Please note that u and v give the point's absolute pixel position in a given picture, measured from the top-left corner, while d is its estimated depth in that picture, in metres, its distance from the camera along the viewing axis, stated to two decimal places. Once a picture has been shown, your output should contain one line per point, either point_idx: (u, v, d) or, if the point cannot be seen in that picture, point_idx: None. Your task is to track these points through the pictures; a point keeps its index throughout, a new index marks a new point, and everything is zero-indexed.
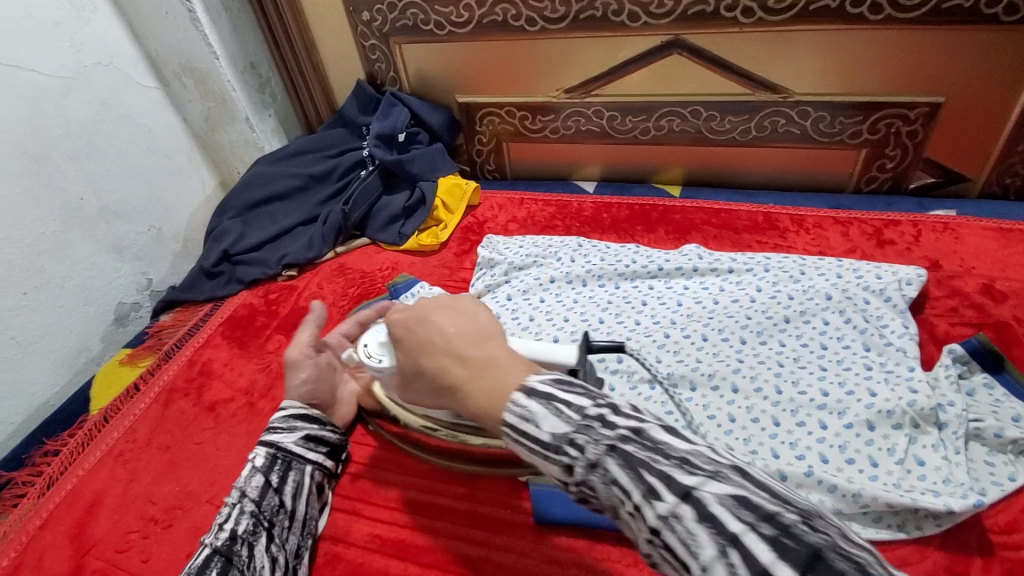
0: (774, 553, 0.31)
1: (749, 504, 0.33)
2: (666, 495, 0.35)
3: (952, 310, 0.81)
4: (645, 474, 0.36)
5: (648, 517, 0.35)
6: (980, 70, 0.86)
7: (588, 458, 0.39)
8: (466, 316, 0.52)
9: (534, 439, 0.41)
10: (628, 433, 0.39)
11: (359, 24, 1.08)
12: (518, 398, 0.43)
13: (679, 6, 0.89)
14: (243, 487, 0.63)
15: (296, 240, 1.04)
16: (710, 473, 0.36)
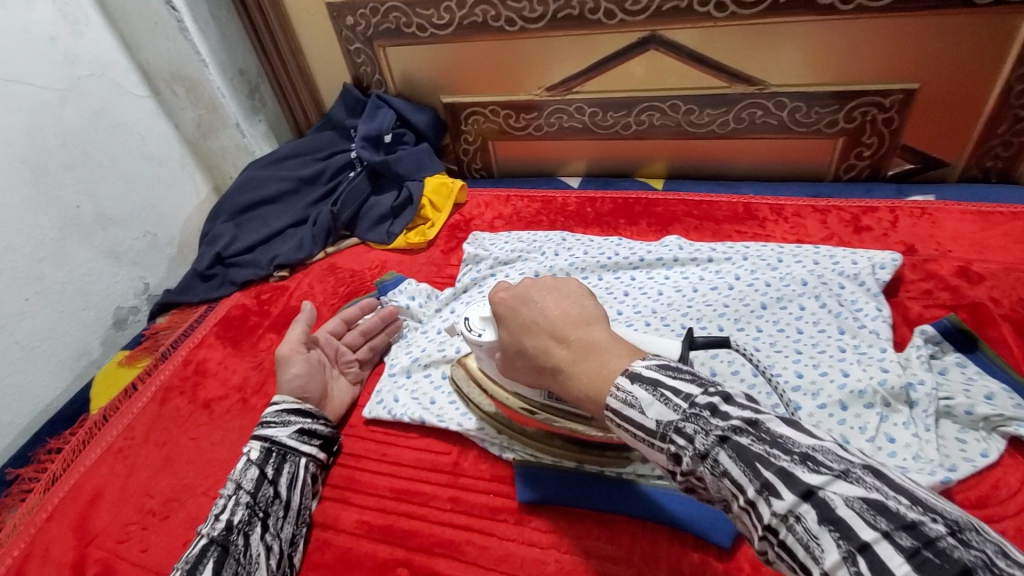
0: (912, 565, 0.30)
1: (883, 510, 0.32)
2: (784, 492, 0.35)
3: (927, 293, 0.82)
4: (760, 469, 0.37)
5: (765, 513, 0.36)
6: (951, 56, 0.87)
7: (697, 448, 0.40)
8: (571, 299, 0.56)
9: (638, 426, 0.44)
10: (742, 424, 0.39)
11: (343, 29, 1.10)
12: (622, 384, 0.46)
13: (654, 3, 0.91)
14: (239, 480, 0.65)
15: (287, 241, 1.07)
16: (838, 472, 0.35)
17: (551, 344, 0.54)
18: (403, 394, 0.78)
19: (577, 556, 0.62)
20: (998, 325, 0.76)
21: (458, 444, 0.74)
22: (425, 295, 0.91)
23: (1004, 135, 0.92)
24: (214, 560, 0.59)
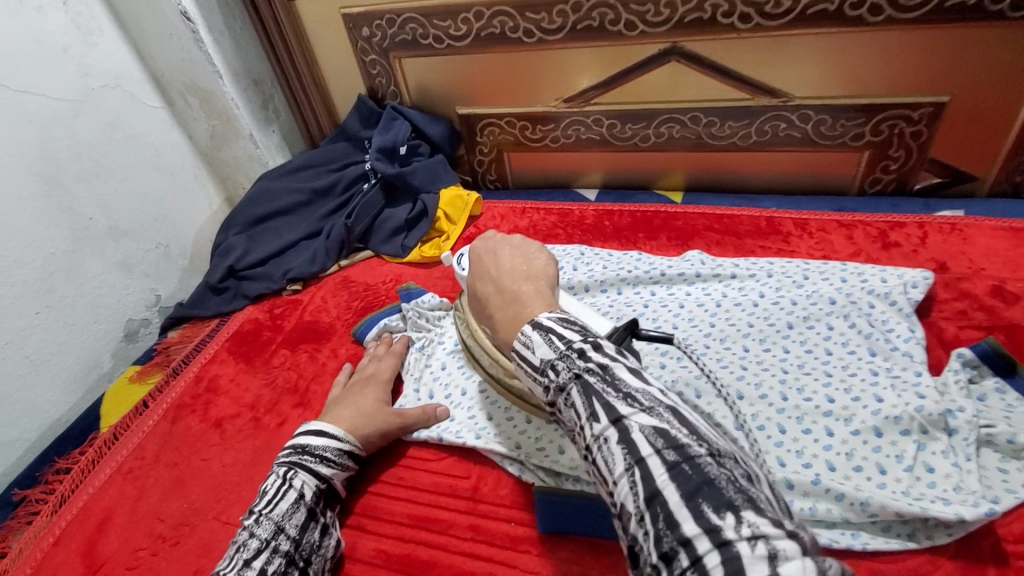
0: (669, 475, 0.36)
1: (665, 436, 0.38)
2: (603, 418, 0.40)
3: (961, 313, 0.79)
4: (595, 401, 0.41)
5: (588, 435, 0.41)
6: (984, 68, 0.85)
7: (559, 383, 0.44)
8: (529, 253, 0.60)
9: (529, 365, 0.47)
10: (595, 366, 0.43)
11: (359, 40, 1.09)
12: (526, 329, 0.48)
13: (676, 14, 0.89)
14: (281, 522, 0.60)
15: (300, 255, 1.06)
16: (645, 408, 0.40)
17: (493, 290, 0.58)
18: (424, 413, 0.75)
19: None
20: None
21: (477, 467, 0.72)
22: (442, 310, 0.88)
23: None
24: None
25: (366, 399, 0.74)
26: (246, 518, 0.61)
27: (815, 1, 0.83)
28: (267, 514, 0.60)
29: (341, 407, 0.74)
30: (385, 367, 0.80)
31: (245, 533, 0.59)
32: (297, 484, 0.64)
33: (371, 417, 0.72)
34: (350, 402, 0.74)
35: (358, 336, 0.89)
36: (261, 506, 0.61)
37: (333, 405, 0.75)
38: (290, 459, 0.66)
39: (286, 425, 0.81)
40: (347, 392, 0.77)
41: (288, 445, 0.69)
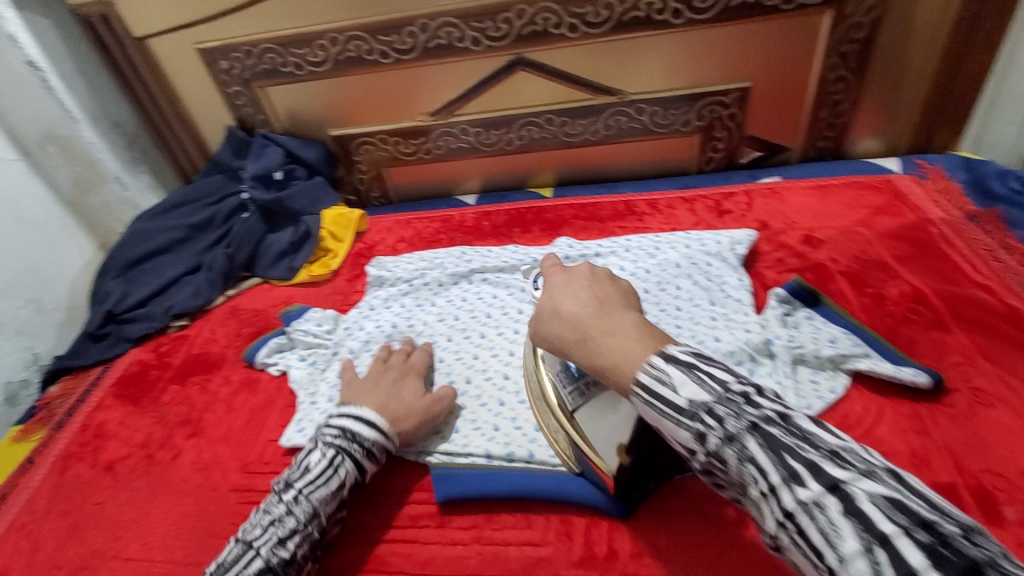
0: (928, 559, 0.32)
1: (903, 508, 0.34)
2: (812, 482, 0.38)
3: (779, 261, 0.94)
4: (790, 458, 0.39)
5: (787, 499, 0.38)
6: (774, 56, 1.01)
7: (727, 430, 0.43)
8: (618, 285, 0.60)
9: (668, 403, 0.46)
10: (774, 416, 0.42)
11: (219, 74, 1.10)
12: (655, 361, 0.48)
13: (514, 29, 0.99)
14: (315, 506, 0.63)
15: (182, 291, 1.05)
16: (865, 471, 0.37)
17: (584, 308, 0.57)
18: (326, 420, 0.77)
19: (494, 548, 0.66)
20: (836, 281, 0.88)
21: None
22: (332, 320, 0.91)
23: (827, 119, 1.08)
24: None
25: (406, 390, 0.73)
26: (284, 491, 0.63)
27: (627, 9, 0.96)
28: (306, 496, 0.63)
29: (377, 392, 0.72)
30: (412, 361, 0.78)
31: (281, 508, 0.62)
32: (341, 471, 0.65)
33: (415, 413, 0.71)
34: (388, 391, 0.73)
35: (247, 359, 0.90)
36: (302, 485, 0.63)
37: (364, 388, 0.73)
38: (338, 444, 0.66)
39: (182, 457, 0.80)
40: (378, 375, 0.75)
41: (336, 426, 0.68)
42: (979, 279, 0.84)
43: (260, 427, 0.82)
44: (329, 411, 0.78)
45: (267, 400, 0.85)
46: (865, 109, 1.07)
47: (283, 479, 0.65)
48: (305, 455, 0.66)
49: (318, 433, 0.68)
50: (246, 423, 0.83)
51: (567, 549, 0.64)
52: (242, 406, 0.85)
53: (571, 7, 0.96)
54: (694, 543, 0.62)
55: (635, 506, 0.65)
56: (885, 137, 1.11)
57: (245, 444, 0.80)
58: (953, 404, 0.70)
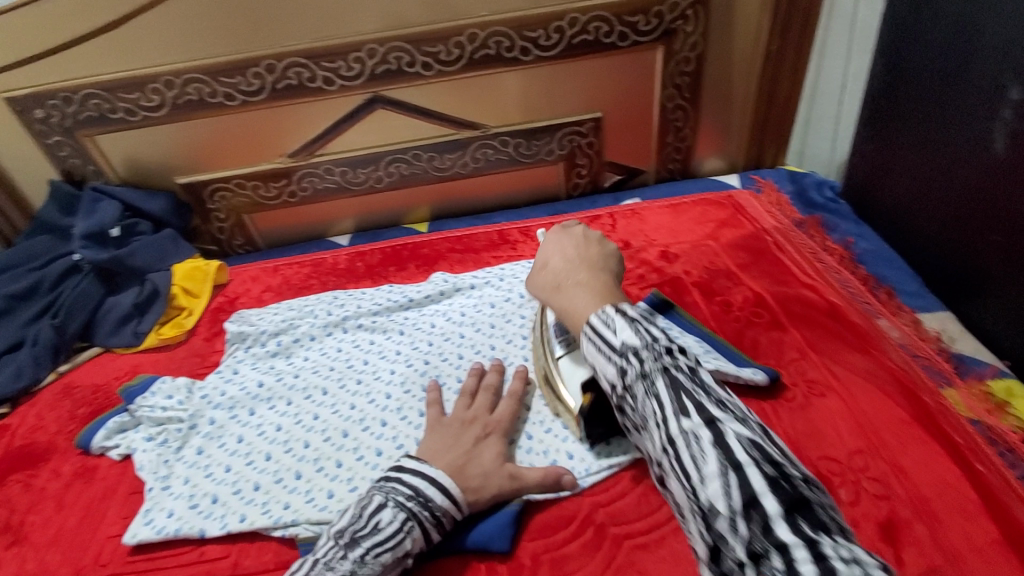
0: (768, 485, 0.41)
1: (760, 448, 0.44)
2: (695, 416, 0.47)
3: (641, 277, 0.99)
4: (685, 398, 0.48)
5: (676, 430, 0.47)
6: (618, 88, 1.09)
7: (643, 370, 0.51)
8: (604, 249, 0.75)
9: (608, 343, 0.55)
10: (687, 367, 0.50)
11: (35, 123, 0.98)
12: (608, 310, 0.58)
13: (366, 68, 0.98)
14: (378, 575, 0.56)
15: (1, 372, 0.90)
16: (740, 418, 0.47)
17: (562, 265, 0.72)
18: (179, 505, 0.70)
19: None
20: (690, 292, 0.94)
21: (236, 543, 0.68)
22: (185, 390, 0.83)
23: (673, 143, 1.18)
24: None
25: (486, 453, 0.66)
26: (350, 547, 0.56)
27: (477, 48, 0.99)
28: (374, 562, 0.56)
29: (455, 450, 0.65)
30: (499, 408, 0.72)
31: (345, 567, 0.55)
32: (410, 540, 0.58)
33: (494, 481, 0.64)
34: (466, 450, 0.65)
35: (81, 447, 0.79)
36: (370, 546, 0.56)
37: (442, 442, 0.66)
38: (411, 507, 0.59)
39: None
40: (461, 426, 0.68)
41: (410, 485, 0.60)
42: (807, 279, 0.95)
43: (98, 522, 0.72)
44: (184, 493, 0.71)
45: (106, 489, 0.75)
46: (704, 133, 1.18)
47: (346, 530, 0.58)
48: (376, 508, 0.59)
49: (388, 485, 0.61)
50: (80, 520, 0.73)
51: None
52: (75, 502, 0.75)
53: (421, 46, 0.97)
54: (569, 573, 0.63)
55: (515, 545, 0.65)
56: (725, 155, 1.23)
57: (79, 546, 0.70)
58: (790, 396, 0.78)
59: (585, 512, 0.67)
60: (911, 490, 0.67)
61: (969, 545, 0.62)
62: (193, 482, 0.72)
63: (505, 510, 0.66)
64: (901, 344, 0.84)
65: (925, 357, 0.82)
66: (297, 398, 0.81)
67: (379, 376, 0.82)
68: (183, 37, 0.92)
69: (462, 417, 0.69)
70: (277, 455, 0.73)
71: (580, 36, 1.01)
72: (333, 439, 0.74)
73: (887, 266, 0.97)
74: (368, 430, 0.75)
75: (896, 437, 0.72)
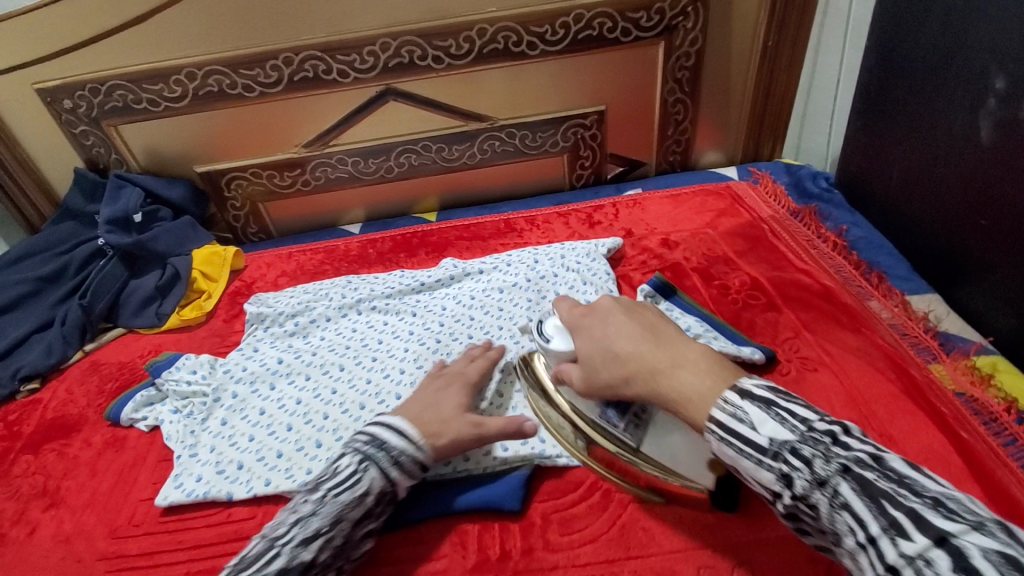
0: None
1: (1021, 565, 0.35)
2: (917, 534, 0.39)
3: (643, 263, 1.03)
4: (887, 506, 0.41)
5: (890, 552, 0.40)
6: (622, 82, 1.13)
7: (817, 475, 0.45)
8: (646, 312, 0.64)
9: (747, 441, 0.48)
10: (866, 459, 0.44)
11: (61, 113, 1.02)
12: (730, 398, 0.50)
13: (380, 61, 1.02)
14: (341, 514, 0.59)
15: (30, 350, 0.94)
16: (975, 524, 0.38)
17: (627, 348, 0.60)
18: (207, 471, 0.74)
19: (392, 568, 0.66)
20: (691, 276, 0.99)
21: (262, 505, 0.72)
22: (208, 365, 0.87)
23: (673, 136, 1.22)
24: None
25: (449, 401, 0.70)
26: (314, 491, 0.61)
27: (486, 42, 1.03)
28: (335, 502, 0.60)
29: (415, 401, 0.69)
30: (472, 367, 0.76)
31: (307, 508, 0.59)
32: (370, 482, 0.62)
33: (457, 425, 0.67)
34: (427, 399, 0.70)
35: (110, 418, 0.83)
36: (329, 487, 0.61)
37: (403, 394, 0.70)
38: (367, 451, 0.63)
39: (35, 533, 0.72)
40: (432, 383, 0.73)
41: (368, 432, 0.65)
42: (802, 265, 0.99)
43: (129, 488, 0.76)
44: (211, 460, 0.75)
45: (136, 458, 0.79)
46: (703, 126, 1.23)
47: (314, 481, 0.63)
48: (336, 457, 0.64)
49: (349, 439, 0.66)
50: (112, 486, 0.77)
51: (462, 558, 0.66)
52: (107, 468, 0.79)
53: (433, 40, 1.02)
54: (578, 531, 0.67)
55: (526, 506, 0.70)
56: (723, 148, 1.28)
57: (112, 509, 0.74)
58: (785, 372, 0.82)
59: (592, 477, 0.71)
60: None
61: None
62: (219, 450, 0.76)
63: (515, 473, 0.70)
64: (892, 324, 0.89)
65: (914, 335, 0.86)
66: (316, 374, 0.84)
67: (394, 354, 0.86)
68: (205, 31, 0.96)
69: (435, 377, 0.74)
70: (298, 425, 0.77)
71: (585, 32, 1.05)
72: (351, 411, 0.78)
73: (879, 252, 1.01)
74: (384, 402, 0.78)
75: (885, 409, 0.76)
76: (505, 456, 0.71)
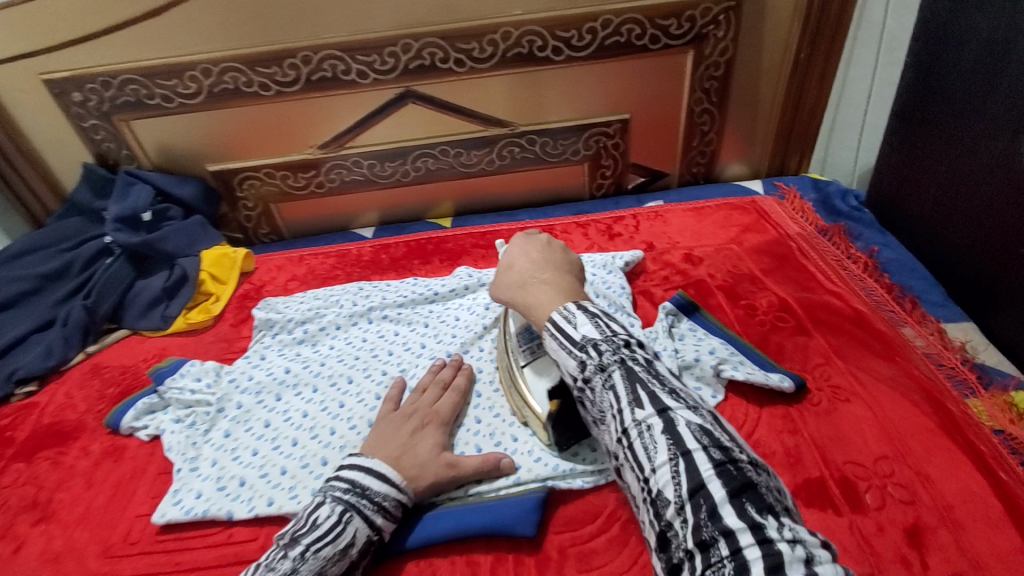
0: (714, 470, 0.44)
1: (710, 437, 0.47)
2: (648, 406, 0.50)
3: (664, 279, 1.00)
4: (639, 389, 0.51)
5: (629, 420, 0.50)
6: (648, 90, 1.10)
7: (603, 362, 0.54)
8: (568, 257, 0.74)
9: (569, 337, 0.58)
10: (642, 359, 0.54)
11: (71, 106, 1.00)
12: (569, 307, 0.60)
13: (400, 62, 0.99)
14: (323, 569, 0.55)
15: (30, 351, 0.92)
16: (692, 407, 0.50)
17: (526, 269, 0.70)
18: (207, 487, 0.71)
19: None
20: (715, 295, 0.95)
21: (265, 526, 0.69)
22: (213, 373, 0.84)
23: (698, 147, 1.19)
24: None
25: (422, 444, 0.67)
26: (290, 546, 0.56)
27: (510, 46, 1.00)
28: (315, 558, 0.55)
29: (392, 443, 0.66)
30: (441, 401, 0.73)
31: (285, 566, 0.54)
32: (352, 534, 0.58)
33: (429, 472, 0.65)
34: (403, 442, 0.66)
35: (110, 426, 0.81)
36: (310, 542, 0.56)
37: (381, 436, 0.67)
38: (348, 499, 0.60)
39: (27, 547, 0.70)
40: (399, 421, 0.69)
41: (346, 478, 0.62)
42: (831, 286, 0.95)
43: (127, 502, 0.73)
44: (212, 475, 0.72)
45: (135, 470, 0.76)
46: (729, 138, 1.19)
47: (288, 533, 0.58)
48: (313, 506, 0.59)
49: (325, 484, 0.62)
50: (109, 499, 0.74)
51: None
52: (104, 480, 0.76)
53: (456, 43, 0.98)
54: (596, 566, 0.63)
55: (541, 536, 0.66)
56: (748, 161, 1.24)
57: (108, 524, 0.71)
58: (814, 401, 0.78)
59: (610, 507, 0.68)
60: (934, 496, 0.67)
61: (993, 554, 0.62)
62: (220, 465, 0.73)
63: (529, 496, 0.67)
64: (926, 353, 0.85)
65: (949, 366, 0.83)
66: (323, 386, 0.81)
67: (404, 368, 0.82)
68: (221, 27, 0.94)
69: (401, 413, 0.70)
70: (303, 441, 0.74)
71: (613, 38, 1.02)
72: (360, 428, 0.74)
73: (911, 275, 0.97)
74: None
75: (920, 444, 0.72)
76: (518, 476, 0.69)
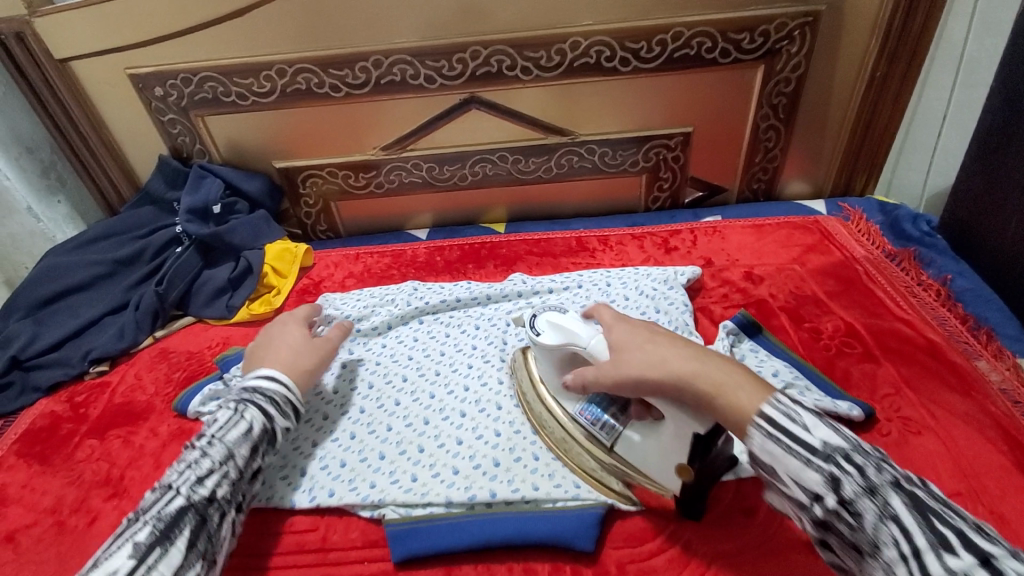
0: None
1: None
2: (963, 552, 0.41)
3: (724, 296, 0.98)
4: (936, 524, 0.43)
5: (936, 568, 0.41)
6: (713, 105, 1.08)
7: (867, 483, 0.46)
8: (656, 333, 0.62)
9: (801, 443, 0.48)
10: (913, 481, 0.47)
11: (152, 100, 1.04)
12: (778, 398, 0.51)
13: (468, 69, 1.00)
14: (229, 449, 0.63)
15: (104, 333, 0.96)
16: (1008, 550, 0.41)
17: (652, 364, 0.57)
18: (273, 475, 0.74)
19: None
20: (778, 316, 0.93)
21: (325, 517, 0.71)
22: None
23: (761, 163, 1.16)
24: (189, 528, 0.57)
25: (292, 340, 0.77)
26: (196, 441, 0.64)
27: (578, 56, 1.00)
28: (217, 442, 0.63)
29: (274, 351, 0.75)
30: (298, 314, 0.83)
31: (195, 453, 0.62)
32: (246, 419, 0.65)
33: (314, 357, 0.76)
34: (279, 348, 0.76)
35: (179, 412, 0.83)
36: (213, 431, 0.64)
37: (266, 351, 0.76)
38: (239, 396, 0.68)
39: (98, 522, 0.72)
40: (271, 335, 0.79)
41: (241, 386, 0.70)
42: (901, 313, 0.91)
43: None
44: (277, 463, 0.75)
45: None
46: (793, 156, 1.16)
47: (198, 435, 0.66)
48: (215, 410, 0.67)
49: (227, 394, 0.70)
50: None
51: None
52: (170, 462, 0.78)
53: (524, 51, 0.99)
54: None
55: (599, 549, 0.66)
56: (811, 179, 1.20)
57: None
58: (885, 431, 0.75)
59: (669, 528, 0.66)
60: (1015, 539, 0.64)
61: None
62: (285, 455, 0.76)
63: (589, 512, 0.66)
64: (1002, 388, 0.80)
65: None
66: (379, 383, 0.83)
67: (457, 370, 0.84)
68: (298, 30, 0.96)
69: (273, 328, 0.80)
70: (361, 436, 0.77)
71: (682, 50, 1.01)
72: (414, 425, 0.77)
73: (987, 306, 0.93)
74: (448, 420, 0.77)
75: (997, 484, 0.69)
76: (578, 493, 0.68)
